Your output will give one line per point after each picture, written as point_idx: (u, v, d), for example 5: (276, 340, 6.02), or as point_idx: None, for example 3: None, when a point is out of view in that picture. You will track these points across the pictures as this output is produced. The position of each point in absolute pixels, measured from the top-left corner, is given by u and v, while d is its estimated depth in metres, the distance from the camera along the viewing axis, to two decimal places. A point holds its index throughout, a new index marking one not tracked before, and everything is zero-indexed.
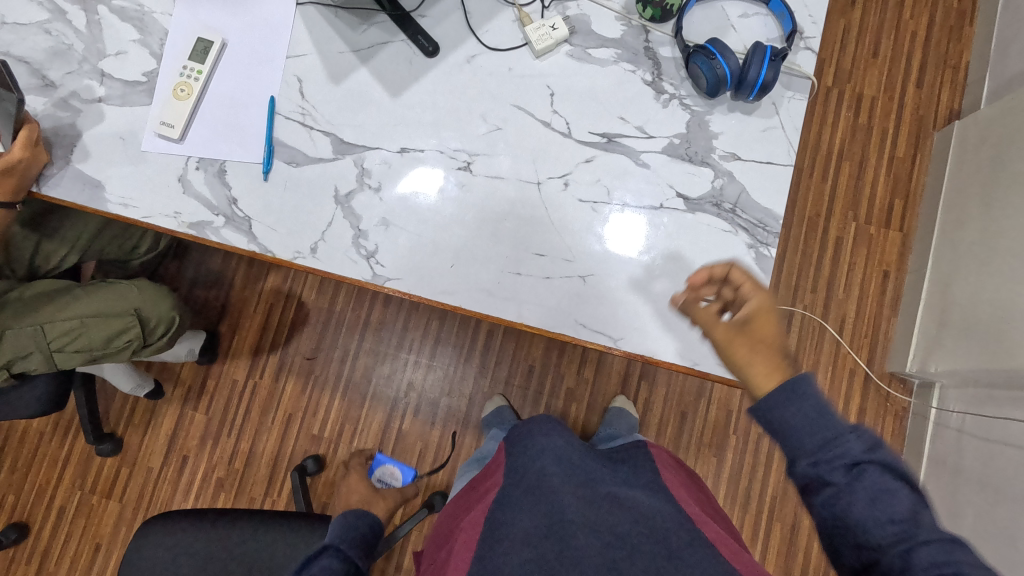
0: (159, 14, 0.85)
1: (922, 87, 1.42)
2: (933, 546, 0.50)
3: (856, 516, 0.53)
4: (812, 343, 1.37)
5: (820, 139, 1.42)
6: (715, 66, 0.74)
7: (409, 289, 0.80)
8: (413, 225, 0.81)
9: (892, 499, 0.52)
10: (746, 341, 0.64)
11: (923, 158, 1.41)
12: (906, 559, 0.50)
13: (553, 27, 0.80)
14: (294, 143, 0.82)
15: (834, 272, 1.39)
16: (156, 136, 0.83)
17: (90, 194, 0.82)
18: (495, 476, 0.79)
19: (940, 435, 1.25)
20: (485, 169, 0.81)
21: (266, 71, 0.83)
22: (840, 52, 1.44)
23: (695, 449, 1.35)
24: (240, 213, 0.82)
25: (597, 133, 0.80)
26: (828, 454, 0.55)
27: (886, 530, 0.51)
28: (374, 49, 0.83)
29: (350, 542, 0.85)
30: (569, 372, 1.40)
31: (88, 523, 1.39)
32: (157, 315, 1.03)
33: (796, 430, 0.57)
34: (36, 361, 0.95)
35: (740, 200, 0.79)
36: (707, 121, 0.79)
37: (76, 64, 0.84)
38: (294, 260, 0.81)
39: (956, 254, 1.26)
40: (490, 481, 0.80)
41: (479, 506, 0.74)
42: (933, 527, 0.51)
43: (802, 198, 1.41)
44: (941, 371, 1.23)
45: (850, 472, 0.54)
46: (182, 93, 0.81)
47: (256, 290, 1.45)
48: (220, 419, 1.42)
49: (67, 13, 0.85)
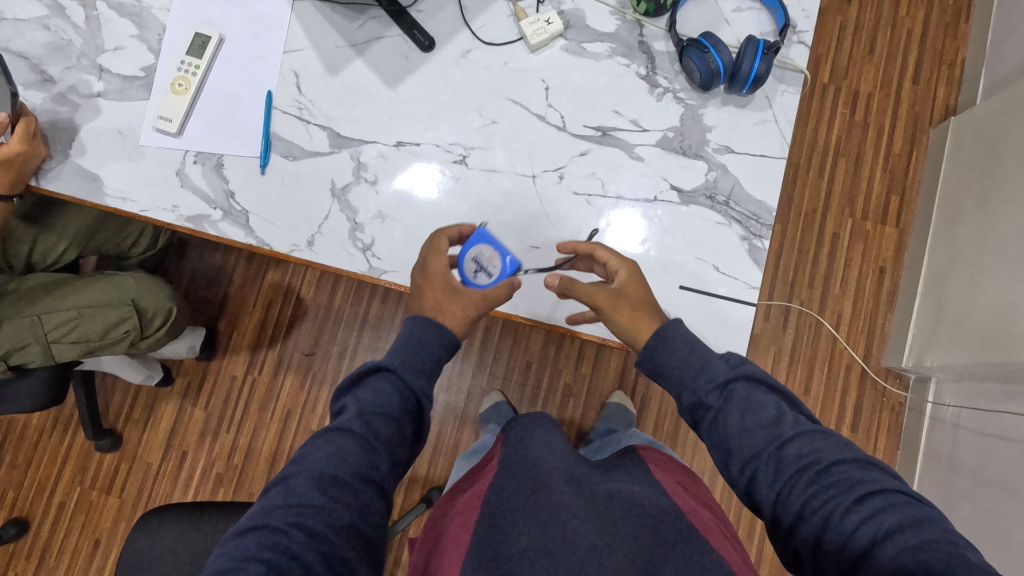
0: (157, 10, 0.85)
1: (918, 83, 1.43)
2: (798, 440, 0.58)
3: (733, 429, 0.62)
4: (808, 338, 1.37)
5: (817, 135, 1.43)
6: (708, 59, 0.74)
7: (406, 282, 0.81)
8: (409, 218, 0.81)
9: (760, 410, 0.61)
10: (627, 303, 0.71)
11: (919, 154, 1.42)
12: (782, 452, 0.58)
13: (548, 21, 0.80)
14: (290, 137, 0.83)
15: (831, 268, 1.39)
16: (154, 130, 0.83)
17: (89, 189, 0.83)
18: (490, 462, 0.81)
19: (936, 429, 1.25)
20: (481, 163, 0.81)
21: (263, 65, 0.84)
22: (836, 49, 1.44)
23: (692, 444, 1.36)
24: (237, 207, 0.82)
25: (592, 127, 0.81)
26: (700, 382, 0.65)
27: (761, 440, 0.60)
28: (370, 43, 0.83)
29: (411, 366, 0.68)
30: (567, 368, 1.40)
31: (87, 518, 1.39)
32: (153, 304, 1.04)
33: (675, 369, 0.67)
34: (34, 353, 0.96)
35: (734, 193, 0.79)
36: (701, 115, 0.80)
37: (75, 59, 0.85)
38: (291, 253, 0.82)
39: (950, 250, 1.26)
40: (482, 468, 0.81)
41: (475, 492, 0.74)
42: (798, 426, 0.59)
43: (799, 194, 1.42)
44: (936, 365, 1.23)
45: (723, 396, 0.64)
46: (179, 88, 0.82)
47: (255, 285, 1.46)
48: (219, 415, 1.43)
49: (66, 8, 0.86)
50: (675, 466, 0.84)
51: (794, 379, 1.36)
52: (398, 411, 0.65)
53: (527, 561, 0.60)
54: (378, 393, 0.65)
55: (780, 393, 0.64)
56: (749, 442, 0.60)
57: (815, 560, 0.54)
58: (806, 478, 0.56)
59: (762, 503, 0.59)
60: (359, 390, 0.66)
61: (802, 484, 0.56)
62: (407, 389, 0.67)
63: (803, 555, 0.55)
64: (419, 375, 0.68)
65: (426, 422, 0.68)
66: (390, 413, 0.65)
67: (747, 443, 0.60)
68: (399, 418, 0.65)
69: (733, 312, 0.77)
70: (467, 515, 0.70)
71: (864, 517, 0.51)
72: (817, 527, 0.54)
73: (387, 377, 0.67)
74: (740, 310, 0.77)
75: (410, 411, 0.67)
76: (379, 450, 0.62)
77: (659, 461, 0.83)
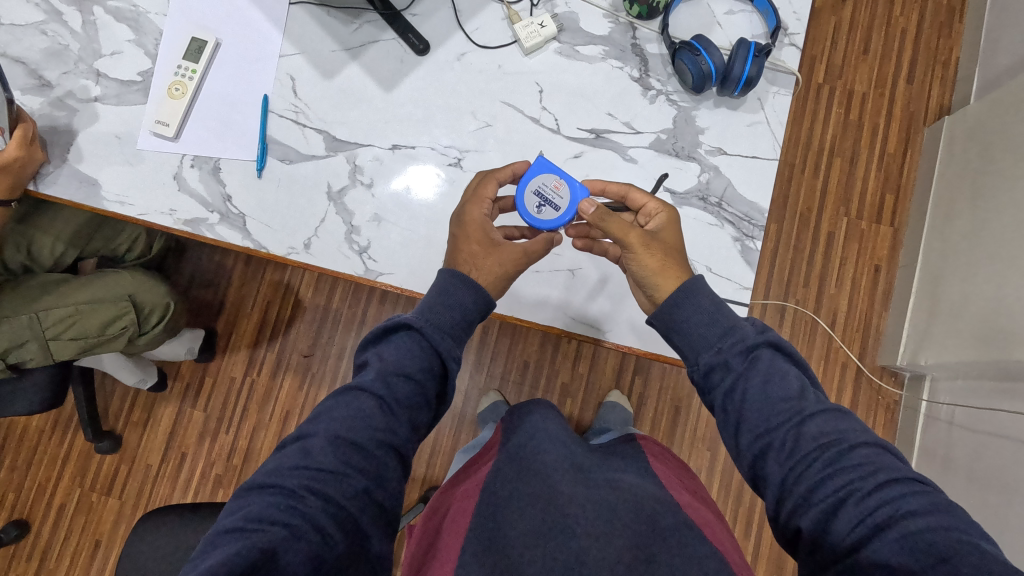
0: (153, 15, 0.86)
1: (912, 83, 1.44)
2: (818, 418, 0.57)
3: (751, 397, 0.60)
4: (804, 337, 1.38)
5: (812, 134, 1.43)
6: (700, 62, 0.75)
7: (402, 284, 0.82)
8: (405, 220, 0.82)
9: (784, 381, 0.60)
10: (660, 247, 0.71)
11: (913, 153, 1.42)
12: (798, 430, 0.57)
13: (542, 25, 0.81)
14: (286, 141, 0.84)
15: (827, 266, 1.40)
16: (151, 134, 0.84)
17: (87, 193, 0.83)
18: (489, 451, 0.82)
19: (931, 427, 1.26)
20: (475, 165, 0.82)
21: (259, 70, 0.84)
22: (831, 48, 1.45)
23: (689, 443, 1.37)
24: (234, 210, 0.83)
25: (586, 129, 0.81)
26: (726, 344, 0.63)
27: (782, 413, 0.58)
28: (365, 47, 0.84)
29: (439, 326, 0.67)
30: (564, 368, 1.41)
31: (88, 519, 1.40)
32: (151, 300, 1.06)
33: (687, 326, 0.65)
34: (31, 351, 0.96)
35: (727, 194, 0.80)
36: (694, 117, 0.81)
37: (72, 65, 0.85)
38: (288, 256, 0.83)
39: (945, 248, 1.27)
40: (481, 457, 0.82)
41: (475, 483, 0.75)
42: (820, 403, 0.59)
43: (794, 193, 1.42)
44: (931, 363, 1.24)
45: (747, 362, 0.62)
46: (176, 93, 0.83)
47: (253, 286, 1.47)
48: (218, 416, 1.43)
49: (63, 14, 0.86)
50: (673, 457, 0.85)
51: None
52: (422, 372, 0.65)
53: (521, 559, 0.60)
54: (403, 352, 0.64)
55: (798, 366, 0.63)
56: (769, 412, 0.59)
57: (817, 537, 0.53)
58: (823, 455, 0.55)
59: (771, 475, 0.57)
60: (385, 344, 0.66)
61: (817, 462, 0.55)
62: (434, 347, 0.66)
63: (805, 531, 0.54)
64: (447, 334, 0.67)
65: (450, 384, 0.67)
66: (415, 372, 0.64)
67: (768, 411, 0.59)
68: (422, 380, 0.64)
69: None
70: (467, 504, 0.71)
71: (876, 501, 0.51)
72: (826, 505, 0.53)
73: (413, 336, 0.66)
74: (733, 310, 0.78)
75: (434, 373, 0.66)
76: (399, 413, 0.62)
77: (658, 453, 0.83)
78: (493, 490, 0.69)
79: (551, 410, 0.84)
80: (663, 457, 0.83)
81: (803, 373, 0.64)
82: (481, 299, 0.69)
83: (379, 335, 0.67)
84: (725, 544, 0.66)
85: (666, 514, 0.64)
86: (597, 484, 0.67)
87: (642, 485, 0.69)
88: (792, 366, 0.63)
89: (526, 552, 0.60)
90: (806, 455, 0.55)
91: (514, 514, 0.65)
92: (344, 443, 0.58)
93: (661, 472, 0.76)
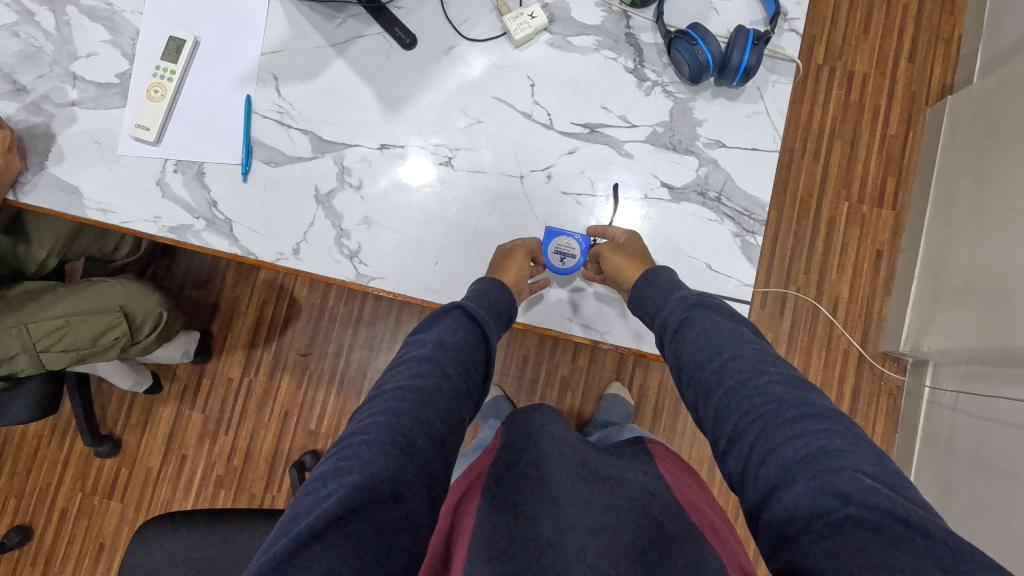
0: (129, 13, 0.83)
1: (914, 62, 1.40)
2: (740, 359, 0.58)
3: (689, 341, 0.62)
4: (805, 324, 1.37)
5: (812, 116, 1.40)
6: (696, 52, 0.72)
7: (395, 288, 0.80)
8: (396, 223, 0.80)
9: (715, 332, 0.61)
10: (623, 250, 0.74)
11: (915, 135, 1.39)
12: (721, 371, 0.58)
13: (532, 16, 0.78)
14: (271, 143, 0.81)
15: (828, 252, 1.38)
16: (132, 139, 0.81)
17: (68, 201, 0.81)
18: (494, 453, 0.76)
19: (934, 413, 1.26)
20: (467, 163, 0.79)
21: (240, 69, 0.81)
22: (831, 28, 1.41)
23: (690, 433, 1.36)
24: (220, 216, 0.81)
25: (580, 124, 0.79)
26: (672, 302, 0.67)
27: (710, 355, 0.60)
28: (350, 42, 0.81)
29: (481, 308, 0.68)
30: (564, 361, 1.40)
31: (91, 523, 1.40)
32: (143, 310, 1.04)
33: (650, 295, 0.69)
34: (23, 362, 0.95)
35: (726, 188, 0.77)
36: (691, 109, 0.78)
37: (47, 68, 0.83)
38: (277, 261, 0.80)
39: (948, 231, 1.25)
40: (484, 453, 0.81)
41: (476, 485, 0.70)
42: (751, 348, 0.59)
43: (794, 178, 1.40)
44: (934, 350, 1.23)
45: (683, 317, 0.65)
46: (155, 95, 0.80)
47: (248, 285, 1.45)
48: (216, 417, 1.42)
49: (35, 14, 0.83)
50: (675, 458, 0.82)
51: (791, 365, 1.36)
52: (471, 349, 0.65)
53: None
54: (455, 327, 0.65)
55: (736, 318, 0.64)
56: (698, 357, 0.60)
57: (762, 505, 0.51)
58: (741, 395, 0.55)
59: (709, 421, 0.59)
60: (428, 327, 0.67)
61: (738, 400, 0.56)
62: (479, 328, 0.67)
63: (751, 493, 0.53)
64: (489, 318, 0.68)
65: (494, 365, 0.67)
66: (464, 346, 0.64)
67: (699, 356, 0.60)
68: (472, 353, 0.65)
69: None
70: (472, 508, 0.66)
71: (796, 438, 0.50)
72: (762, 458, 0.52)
73: (459, 315, 0.67)
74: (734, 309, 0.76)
75: (481, 351, 0.66)
76: (453, 372, 0.62)
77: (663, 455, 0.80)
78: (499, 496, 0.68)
79: (543, 410, 0.82)
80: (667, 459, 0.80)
81: (740, 322, 0.64)
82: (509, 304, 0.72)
83: (427, 319, 0.68)
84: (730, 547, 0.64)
85: (670, 517, 0.63)
86: (599, 486, 0.66)
87: (647, 485, 0.69)
88: (729, 318, 0.64)
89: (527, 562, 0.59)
90: (726, 394, 0.56)
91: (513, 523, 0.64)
92: (410, 393, 0.58)
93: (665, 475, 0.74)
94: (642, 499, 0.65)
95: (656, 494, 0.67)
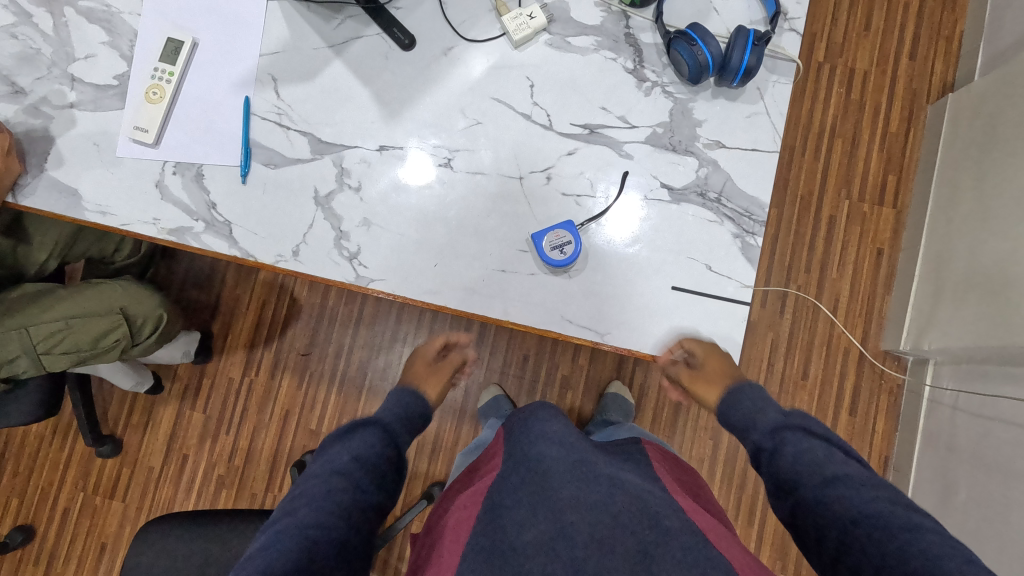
0: (127, 14, 0.83)
1: (915, 59, 1.40)
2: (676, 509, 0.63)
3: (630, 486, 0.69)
4: (805, 323, 1.37)
5: (813, 115, 1.40)
6: (696, 52, 0.72)
7: (394, 290, 0.79)
8: (395, 224, 0.80)
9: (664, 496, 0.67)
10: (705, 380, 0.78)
11: (916, 133, 1.39)
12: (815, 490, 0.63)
13: (531, 16, 0.77)
14: (270, 145, 0.81)
15: (828, 251, 1.38)
16: (130, 140, 0.81)
17: (67, 203, 0.81)
18: (495, 462, 0.78)
19: (934, 411, 1.26)
20: (466, 164, 0.79)
21: (238, 70, 0.81)
22: (832, 26, 1.41)
23: (690, 432, 1.36)
24: (219, 218, 0.81)
25: (579, 125, 0.79)
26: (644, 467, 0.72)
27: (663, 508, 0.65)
28: (349, 43, 0.81)
29: (397, 426, 0.77)
30: (565, 360, 1.40)
31: (93, 523, 1.40)
32: (143, 312, 1.04)
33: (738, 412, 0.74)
34: (24, 365, 0.95)
35: (726, 189, 0.77)
36: (691, 109, 0.78)
37: (45, 70, 0.82)
38: (277, 263, 0.80)
39: (949, 229, 1.25)
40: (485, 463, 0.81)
41: (477, 493, 0.72)
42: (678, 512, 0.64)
43: (795, 176, 1.40)
44: (934, 348, 1.22)
45: (774, 442, 0.69)
46: (154, 97, 0.80)
47: (248, 285, 1.45)
48: (217, 417, 1.43)
49: (33, 16, 0.83)
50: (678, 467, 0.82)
51: (792, 364, 1.36)
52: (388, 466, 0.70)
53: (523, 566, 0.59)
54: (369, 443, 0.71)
55: (828, 439, 0.68)
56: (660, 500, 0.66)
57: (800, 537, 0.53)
58: None
59: None
60: (344, 442, 0.71)
61: None
62: (393, 442, 0.74)
63: None
64: (400, 430, 0.77)
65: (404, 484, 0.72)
66: (381, 459, 0.70)
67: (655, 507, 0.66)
68: (386, 469, 0.70)
69: (728, 311, 0.76)
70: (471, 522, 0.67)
71: None
72: None
73: (377, 430, 0.74)
74: (734, 310, 0.76)
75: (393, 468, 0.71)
76: (371, 490, 0.67)
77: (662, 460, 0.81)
78: (499, 497, 0.68)
79: (546, 413, 0.82)
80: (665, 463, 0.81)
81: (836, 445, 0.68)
82: (421, 402, 0.83)
83: (340, 435, 0.72)
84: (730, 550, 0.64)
85: (671, 518, 0.63)
86: (599, 487, 0.66)
87: (647, 487, 0.69)
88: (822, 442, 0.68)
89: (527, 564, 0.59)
90: (829, 504, 0.60)
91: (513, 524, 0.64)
92: (325, 503, 0.62)
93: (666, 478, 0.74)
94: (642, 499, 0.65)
95: (656, 495, 0.67)
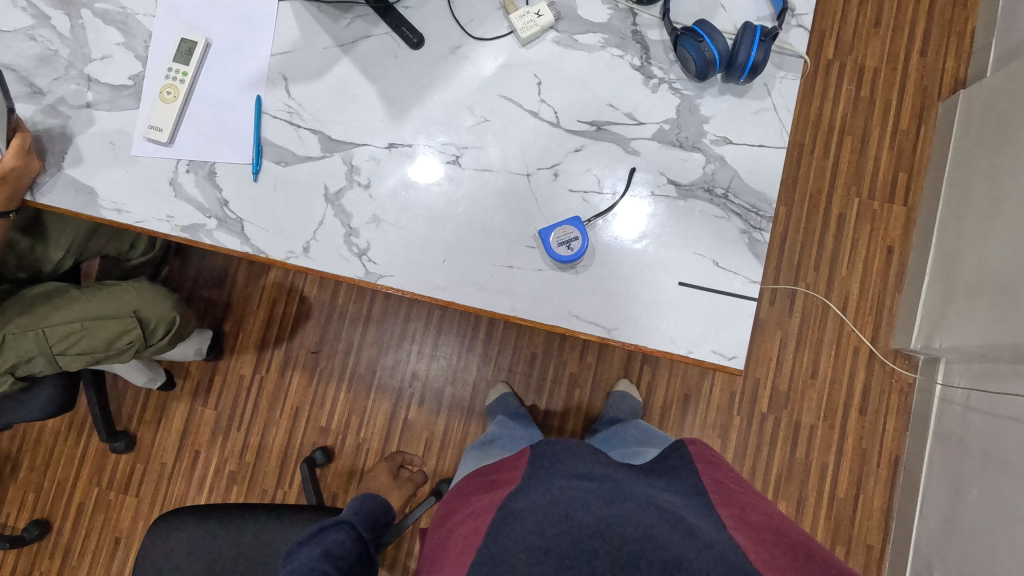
0: (141, 16, 0.84)
1: (926, 56, 1.39)
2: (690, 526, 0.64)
3: None
4: (814, 321, 1.36)
5: (822, 113, 1.40)
6: (703, 48, 0.72)
7: (403, 285, 0.80)
8: (404, 221, 0.80)
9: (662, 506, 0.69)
10: None
11: (928, 129, 1.38)
12: None
13: (538, 14, 0.78)
14: (282, 143, 0.82)
15: (838, 249, 1.37)
16: (146, 140, 0.83)
17: (84, 201, 0.82)
18: (511, 474, 0.79)
19: (946, 410, 1.24)
20: (474, 162, 0.80)
21: (249, 69, 0.82)
22: (840, 23, 1.41)
23: (698, 430, 1.36)
24: (231, 215, 0.82)
25: (586, 121, 0.79)
26: (645, 481, 0.74)
27: None
28: (358, 42, 0.82)
29: (362, 521, 0.86)
30: (572, 358, 1.40)
31: (107, 518, 1.42)
32: (157, 315, 1.05)
33: None
34: (41, 364, 0.97)
35: (732, 185, 0.78)
36: (698, 105, 0.78)
37: (62, 70, 0.84)
38: (288, 260, 0.81)
39: (960, 226, 1.24)
40: (501, 474, 0.80)
41: (488, 505, 0.72)
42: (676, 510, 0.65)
43: (804, 173, 1.39)
44: (946, 346, 1.21)
45: None
46: (168, 96, 0.81)
47: (259, 285, 1.47)
48: (229, 414, 1.44)
49: (51, 18, 0.85)
50: (737, 473, 0.78)
51: (801, 362, 1.36)
52: (353, 549, 0.79)
53: (529, 563, 0.59)
54: (342, 542, 0.79)
55: None
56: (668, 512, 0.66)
57: None
58: None
59: None
60: (318, 541, 0.79)
61: None
62: (362, 537, 0.83)
63: None
64: (366, 531, 0.85)
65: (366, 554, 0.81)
66: (351, 552, 0.78)
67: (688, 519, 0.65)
68: (351, 549, 0.79)
69: (735, 306, 0.76)
70: (483, 525, 0.68)
71: None
72: None
73: (346, 528, 0.83)
74: (741, 305, 0.76)
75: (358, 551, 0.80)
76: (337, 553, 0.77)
77: (711, 461, 0.77)
78: (511, 501, 0.69)
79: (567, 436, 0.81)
80: (716, 463, 0.77)
81: None
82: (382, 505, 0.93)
83: (313, 535, 0.80)
84: (765, 559, 0.60)
85: (671, 522, 0.63)
86: (608, 502, 0.66)
87: (671, 497, 0.70)
88: None
89: (531, 564, 0.59)
90: None
91: (514, 527, 0.64)
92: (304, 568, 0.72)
93: (707, 485, 0.72)
94: (658, 504, 0.66)
95: (674, 502, 0.68)
